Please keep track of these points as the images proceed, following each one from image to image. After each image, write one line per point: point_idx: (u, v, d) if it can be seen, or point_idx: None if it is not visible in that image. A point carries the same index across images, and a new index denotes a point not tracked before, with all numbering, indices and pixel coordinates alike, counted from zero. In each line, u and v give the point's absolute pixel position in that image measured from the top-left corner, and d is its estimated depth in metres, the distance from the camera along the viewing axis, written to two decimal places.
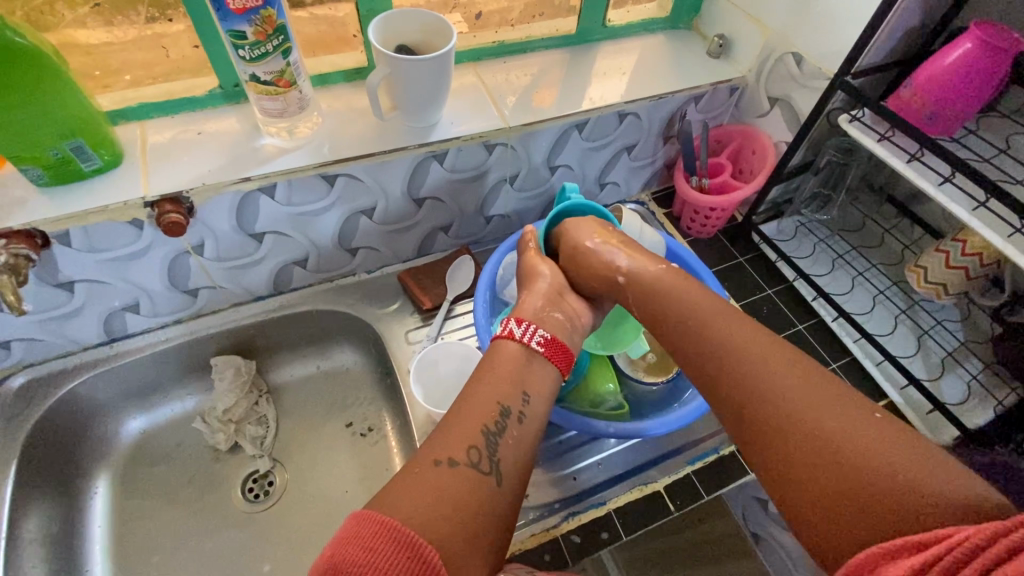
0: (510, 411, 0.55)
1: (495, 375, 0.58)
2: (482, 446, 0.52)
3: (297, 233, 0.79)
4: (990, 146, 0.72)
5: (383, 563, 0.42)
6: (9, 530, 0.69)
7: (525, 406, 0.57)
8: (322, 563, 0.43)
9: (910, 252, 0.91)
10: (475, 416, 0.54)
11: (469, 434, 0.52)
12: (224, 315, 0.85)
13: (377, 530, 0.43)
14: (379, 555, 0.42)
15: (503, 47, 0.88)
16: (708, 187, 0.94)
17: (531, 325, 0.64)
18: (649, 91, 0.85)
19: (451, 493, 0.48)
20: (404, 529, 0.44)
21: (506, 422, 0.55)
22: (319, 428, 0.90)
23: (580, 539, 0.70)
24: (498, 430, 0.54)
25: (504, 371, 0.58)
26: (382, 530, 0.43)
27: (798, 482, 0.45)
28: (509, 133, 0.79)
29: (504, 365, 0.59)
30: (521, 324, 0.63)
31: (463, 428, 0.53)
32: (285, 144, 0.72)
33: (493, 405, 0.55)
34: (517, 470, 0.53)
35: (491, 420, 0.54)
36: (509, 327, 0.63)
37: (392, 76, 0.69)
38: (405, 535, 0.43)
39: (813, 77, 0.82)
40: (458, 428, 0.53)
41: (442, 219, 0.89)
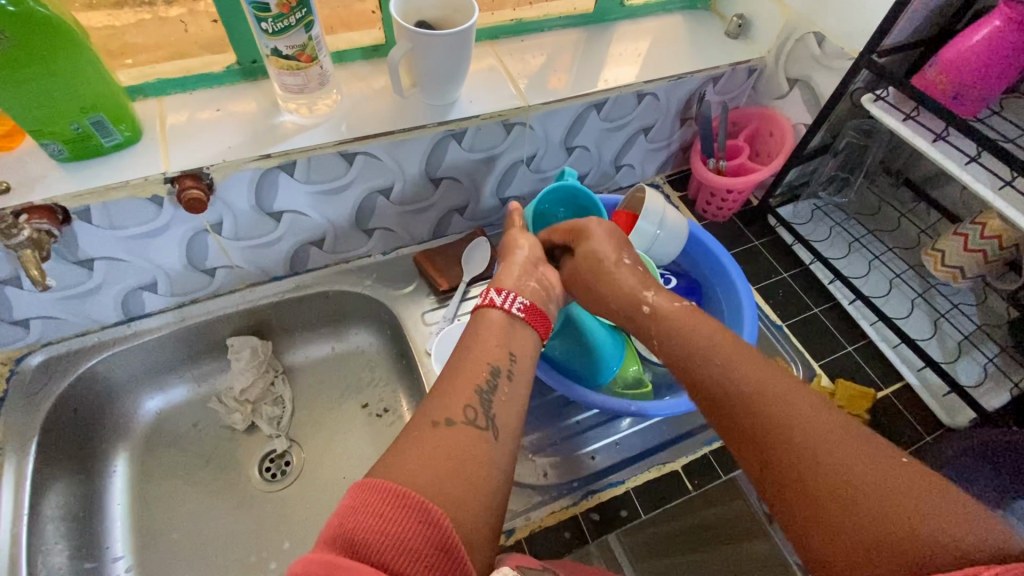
0: (499, 370, 0.56)
1: (484, 340, 0.58)
2: (477, 404, 0.52)
3: (315, 213, 0.78)
4: (1015, 127, 0.71)
5: (395, 529, 0.40)
6: (32, 506, 0.69)
7: (514, 365, 0.57)
8: (330, 533, 0.40)
9: (927, 236, 0.91)
10: (467, 376, 0.54)
11: (463, 394, 0.52)
12: (241, 295, 0.85)
13: (388, 497, 0.41)
14: (391, 521, 0.40)
15: (520, 25, 0.87)
16: (725, 169, 0.94)
17: (510, 292, 0.64)
18: (668, 72, 0.85)
19: (463, 457, 0.47)
20: (415, 494, 0.42)
21: (498, 380, 0.55)
22: (335, 409, 0.90)
23: (599, 516, 0.71)
24: (490, 388, 0.54)
25: (491, 337, 0.58)
26: (394, 498, 0.41)
27: (813, 513, 0.43)
28: (528, 112, 0.79)
29: (523, 354, 0.59)
30: (501, 291, 0.63)
31: (459, 391, 0.53)
32: (304, 122, 0.72)
33: (485, 366, 0.55)
34: (512, 427, 0.53)
35: (483, 378, 0.54)
36: (490, 295, 0.63)
37: (414, 51, 0.68)
38: (414, 499, 0.42)
39: (834, 57, 0.81)
40: (451, 392, 0.52)
41: (459, 200, 0.88)
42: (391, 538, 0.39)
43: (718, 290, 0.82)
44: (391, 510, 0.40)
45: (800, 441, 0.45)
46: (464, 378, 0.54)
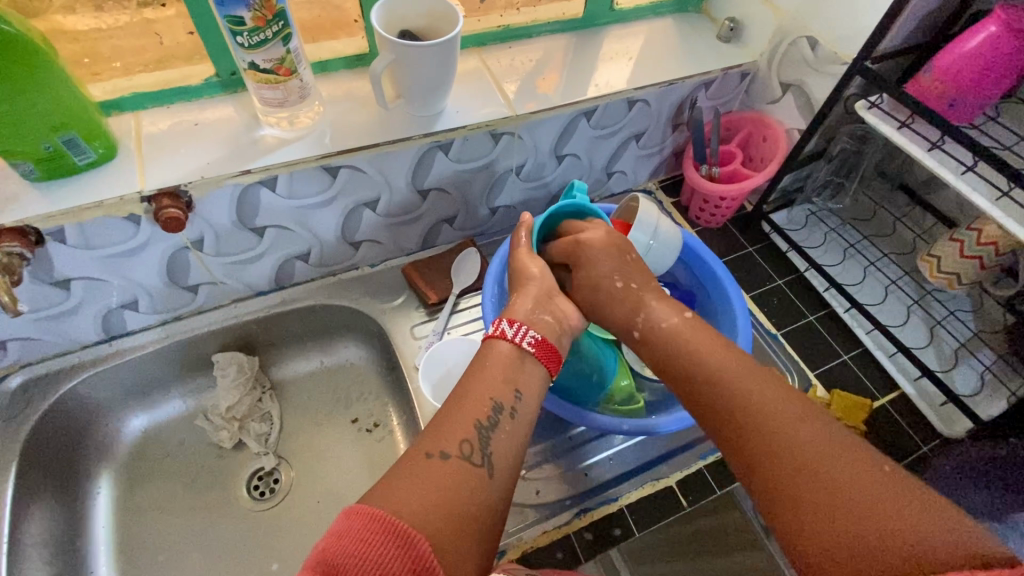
0: (502, 406, 0.54)
1: (488, 372, 0.56)
2: (474, 439, 0.51)
3: (299, 227, 0.76)
4: (1011, 133, 0.70)
5: (375, 556, 0.39)
6: (12, 533, 0.68)
7: (517, 403, 0.55)
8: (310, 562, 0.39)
9: (922, 241, 0.90)
10: (468, 410, 0.53)
11: (461, 428, 0.51)
12: (225, 311, 0.83)
13: (370, 524, 0.41)
14: (372, 547, 0.40)
15: (507, 31, 0.85)
16: (718, 175, 0.92)
17: (523, 325, 0.61)
18: (659, 78, 0.83)
19: (441, 486, 0.46)
20: (395, 520, 0.42)
21: (501, 416, 0.53)
22: (324, 425, 0.89)
23: (593, 535, 0.69)
24: (490, 425, 0.52)
25: (498, 370, 0.57)
26: (375, 525, 0.41)
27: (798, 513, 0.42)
28: (516, 121, 0.77)
29: (502, 366, 0.57)
30: (513, 324, 0.60)
31: (452, 419, 0.52)
32: (285, 135, 0.70)
33: (486, 401, 0.54)
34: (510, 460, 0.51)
35: (484, 414, 0.53)
36: (501, 326, 0.61)
37: (397, 63, 0.66)
38: (399, 527, 0.41)
39: (828, 62, 0.79)
40: (449, 422, 0.51)
41: (447, 211, 0.86)
42: (370, 564, 0.39)
43: (712, 301, 0.81)
44: (374, 537, 0.40)
45: (794, 435, 0.45)
46: (455, 402, 0.53)
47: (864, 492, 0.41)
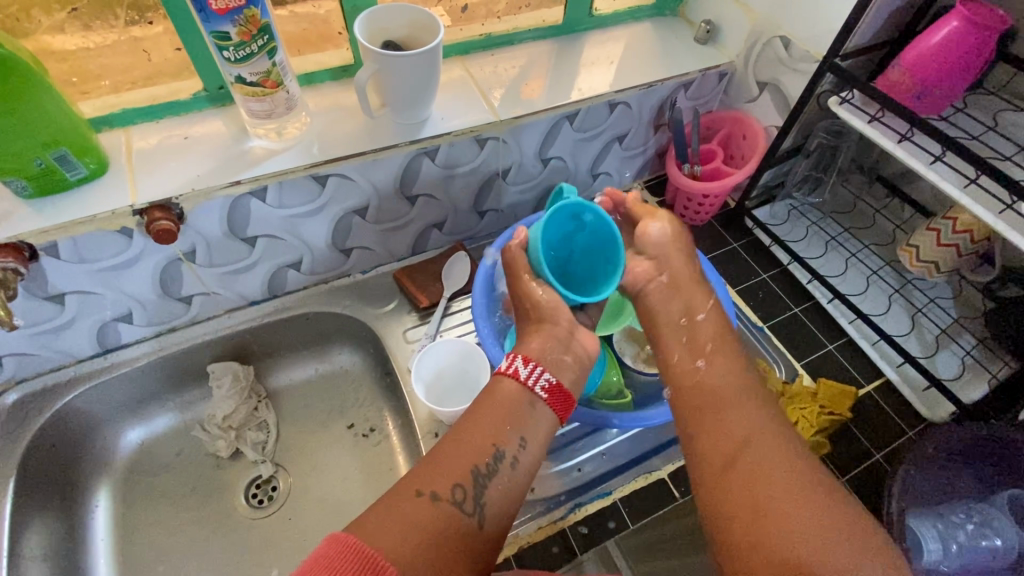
0: (503, 455, 0.51)
1: (490, 412, 0.53)
2: (468, 485, 0.48)
3: (290, 236, 0.78)
4: (978, 123, 0.73)
5: None
6: (11, 547, 0.68)
7: (519, 452, 0.52)
8: None
9: (901, 232, 0.92)
10: (467, 452, 0.50)
11: (455, 470, 0.49)
12: (219, 321, 0.84)
13: (350, 555, 0.40)
14: None
15: (489, 39, 0.87)
16: (701, 174, 0.94)
17: (538, 365, 0.56)
18: (639, 80, 0.85)
19: (426, 527, 0.44)
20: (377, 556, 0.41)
21: (500, 466, 0.51)
22: (321, 431, 0.89)
23: (587, 529, 0.71)
24: (488, 473, 0.50)
25: (500, 412, 0.53)
26: (357, 557, 0.40)
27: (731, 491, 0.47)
28: (500, 126, 0.79)
29: (501, 403, 0.54)
30: (527, 364, 0.56)
31: (450, 459, 0.49)
32: (273, 146, 0.71)
33: (490, 446, 0.51)
34: (501, 516, 0.49)
35: (482, 460, 0.50)
36: (515, 364, 0.56)
37: (381, 73, 0.68)
38: (371, 558, 0.40)
39: (801, 60, 0.82)
40: (446, 462, 0.49)
41: (436, 216, 0.88)
42: None
43: None
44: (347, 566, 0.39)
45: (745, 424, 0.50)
46: (456, 437, 0.51)
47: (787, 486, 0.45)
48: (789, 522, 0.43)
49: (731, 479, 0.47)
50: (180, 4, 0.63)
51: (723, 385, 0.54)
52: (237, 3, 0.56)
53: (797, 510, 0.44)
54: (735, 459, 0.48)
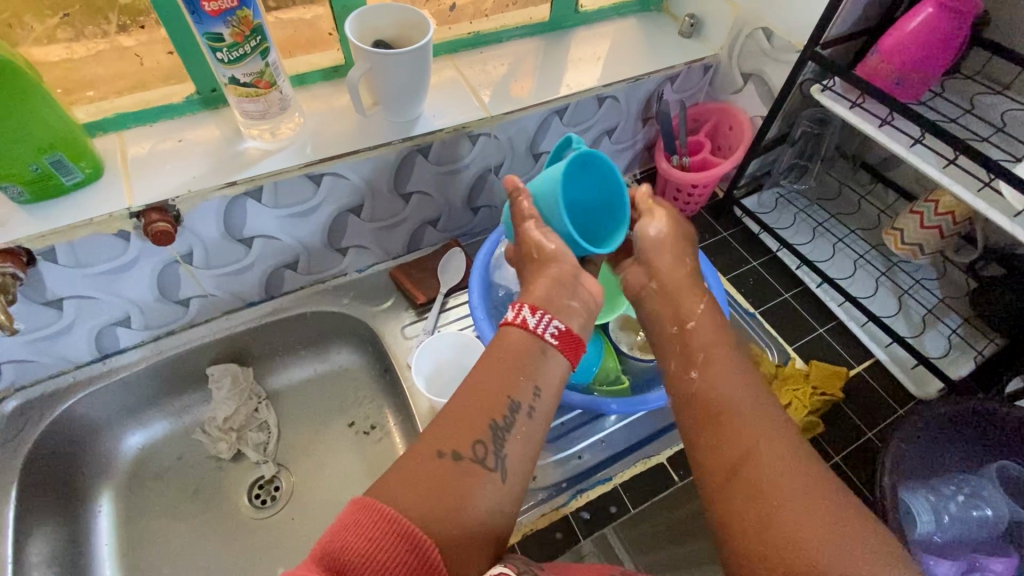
0: (520, 406, 0.50)
1: (502, 364, 0.52)
2: (488, 441, 0.48)
3: (286, 236, 0.78)
4: (955, 106, 0.75)
5: (378, 556, 0.39)
6: (16, 553, 0.68)
7: (536, 401, 0.51)
8: (315, 559, 0.39)
9: (886, 216, 0.95)
10: (484, 406, 0.49)
11: (474, 427, 0.48)
12: (217, 323, 0.84)
13: (377, 521, 0.40)
14: (377, 548, 0.39)
15: (477, 38, 0.89)
16: (689, 164, 0.95)
17: (546, 314, 0.55)
18: (626, 74, 0.87)
19: (448, 486, 0.44)
20: (402, 519, 0.41)
21: (518, 414, 0.50)
22: (321, 431, 0.90)
23: (590, 515, 0.74)
24: (507, 424, 0.49)
25: (515, 361, 0.52)
26: (382, 522, 0.40)
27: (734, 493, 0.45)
28: (492, 122, 0.80)
29: (513, 355, 0.52)
30: (536, 311, 0.55)
31: (466, 410, 0.49)
32: (268, 146, 0.72)
33: (504, 398, 0.50)
34: (524, 470, 0.49)
35: (499, 414, 0.49)
36: (522, 314, 0.55)
37: (372, 71, 0.69)
38: (405, 526, 0.41)
39: (783, 51, 0.84)
40: (462, 420, 0.48)
41: (430, 213, 0.89)
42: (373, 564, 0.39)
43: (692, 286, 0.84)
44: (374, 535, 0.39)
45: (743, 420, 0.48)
46: (468, 390, 0.50)
47: (788, 478, 0.43)
48: (795, 516, 0.41)
49: (738, 491, 0.44)
50: (172, 8, 0.64)
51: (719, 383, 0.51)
52: (230, 4, 0.57)
53: (800, 499, 0.42)
54: (747, 483, 0.44)
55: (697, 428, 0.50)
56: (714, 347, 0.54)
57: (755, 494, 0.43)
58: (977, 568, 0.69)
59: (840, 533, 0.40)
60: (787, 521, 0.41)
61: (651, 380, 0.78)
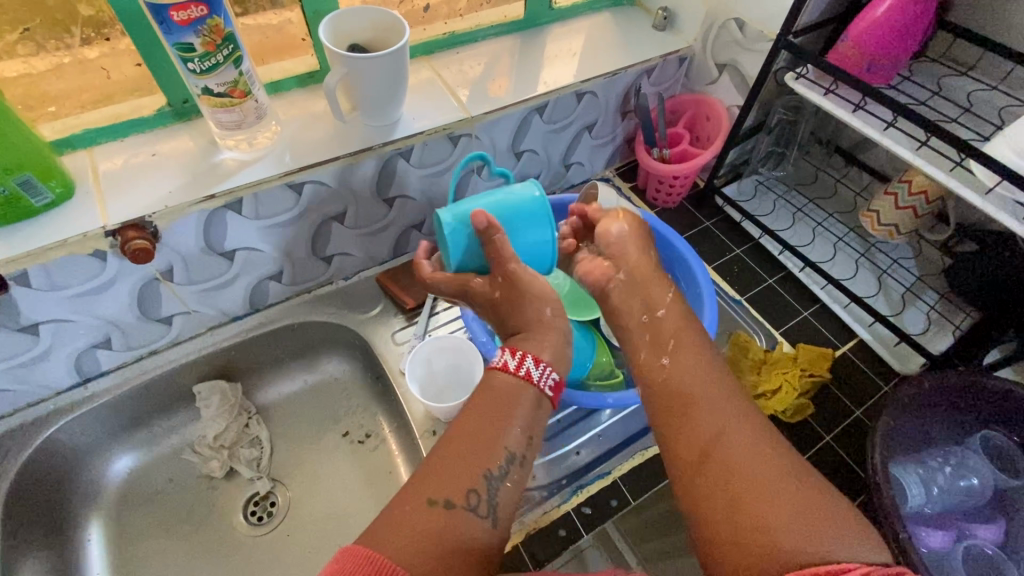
0: (514, 456, 0.50)
1: (496, 413, 0.51)
2: (483, 489, 0.47)
3: (269, 247, 0.77)
4: (923, 89, 0.78)
5: None
6: None
7: (527, 450, 0.51)
8: None
9: (861, 198, 0.97)
10: (478, 453, 0.48)
11: (468, 475, 0.47)
12: (202, 339, 0.83)
13: (364, 567, 0.39)
14: None
15: (453, 38, 0.88)
16: (669, 156, 0.97)
17: (548, 366, 0.54)
18: (603, 69, 0.87)
19: (439, 533, 0.44)
20: (390, 564, 0.40)
21: (513, 467, 0.49)
22: (315, 442, 0.89)
23: (591, 510, 0.73)
24: (500, 474, 0.49)
25: (509, 412, 0.51)
26: (369, 568, 0.39)
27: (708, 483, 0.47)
28: (472, 122, 0.79)
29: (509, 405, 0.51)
30: (539, 364, 0.54)
31: (455, 461, 0.48)
32: (245, 157, 0.70)
33: (501, 450, 0.49)
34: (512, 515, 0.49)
35: (494, 463, 0.49)
36: (526, 365, 0.53)
37: (350, 76, 0.68)
38: (392, 572, 0.40)
39: (756, 40, 0.85)
40: (455, 467, 0.47)
41: (415, 217, 0.88)
42: None
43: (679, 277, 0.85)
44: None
45: (715, 414, 0.51)
46: (458, 435, 0.50)
47: (759, 466, 0.47)
48: (768, 503, 0.44)
49: (712, 481, 0.47)
50: (138, 19, 0.62)
51: (691, 379, 0.54)
52: (199, 13, 0.56)
53: (771, 486, 0.45)
54: (720, 480, 0.47)
55: (671, 424, 0.52)
56: (681, 346, 0.57)
57: (728, 485, 0.46)
58: (966, 536, 0.72)
59: (810, 515, 0.43)
60: (761, 508, 0.44)
61: None
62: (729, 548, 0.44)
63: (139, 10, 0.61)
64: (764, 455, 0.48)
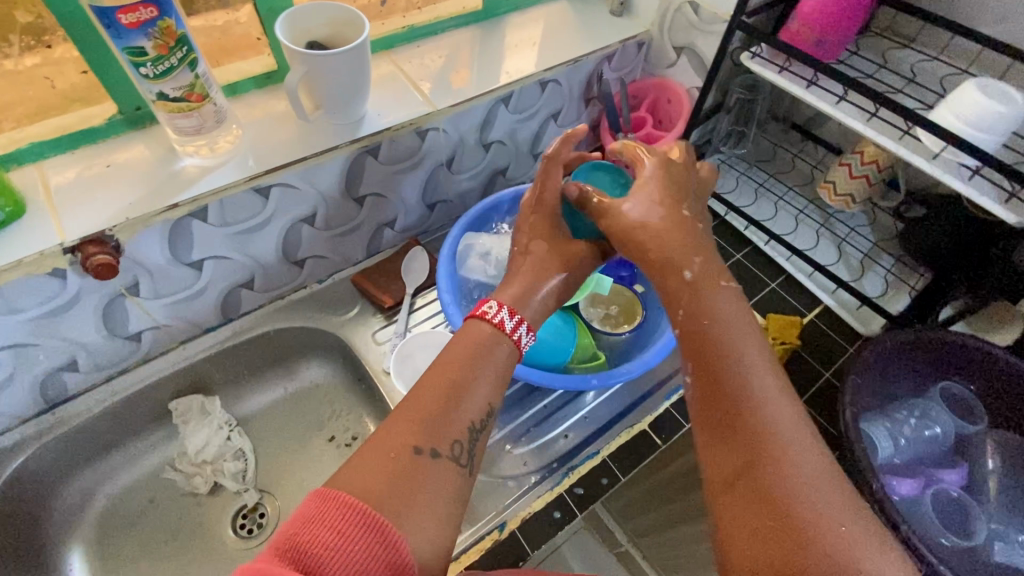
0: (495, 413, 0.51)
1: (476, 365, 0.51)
2: (465, 440, 0.48)
3: (238, 254, 0.75)
4: (870, 63, 0.82)
5: (347, 548, 0.38)
6: None
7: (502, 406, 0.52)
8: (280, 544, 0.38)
9: (818, 170, 1.01)
10: (458, 404, 0.49)
11: (452, 426, 0.48)
12: (174, 354, 0.80)
13: (346, 512, 0.39)
14: (348, 540, 0.38)
15: (413, 31, 0.87)
16: (635, 141, 0.97)
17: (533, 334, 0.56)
18: (565, 57, 0.88)
19: (420, 480, 0.44)
20: (373, 511, 0.40)
21: (490, 422, 0.50)
22: (300, 450, 0.87)
23: (584, 489, 0.77)
24: (481, 428, 0.49)
25: (490, 368, 0.52)
26: (351, 512, 0.39)
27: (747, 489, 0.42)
28: (439, 116, 0.79)
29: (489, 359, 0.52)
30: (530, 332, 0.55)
31: (424, 402, 0.48)
32: (207, 162, 0.68)
33: (482, 405, 0.50)
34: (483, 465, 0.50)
35: (477, 418, 0.49)
36: (518, 330, 0.54)
37: (312, 74, 0.66)
38: (374, 518, 0.40)
39: (711, 23, 0.88)
40: (439, 416, 0.48)
41: (387, 214, 0.87)
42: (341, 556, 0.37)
43: None
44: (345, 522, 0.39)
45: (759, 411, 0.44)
46: (434, 386, 0.49)
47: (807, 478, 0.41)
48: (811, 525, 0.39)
49: (746, 491, 0.42)
50: (80, 24, 0.59)
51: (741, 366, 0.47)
52: (149, 16, 0.54)
53: (815, 506, 0.40)
54: (758, 490, 0.42)
55: (709, 411, 0.46)
56: (729, 325, 0.49)
57: (766, 496, 0.41)
58: (935, 481, 0.77)
59: (858, 546, 0.38)
60: (805, 530, 0.39)
61: (625, 351, 0.81)
62: (759, 563, 0.40)
63: (82, 15, 0.59)
64: (810, 467, 0.42)
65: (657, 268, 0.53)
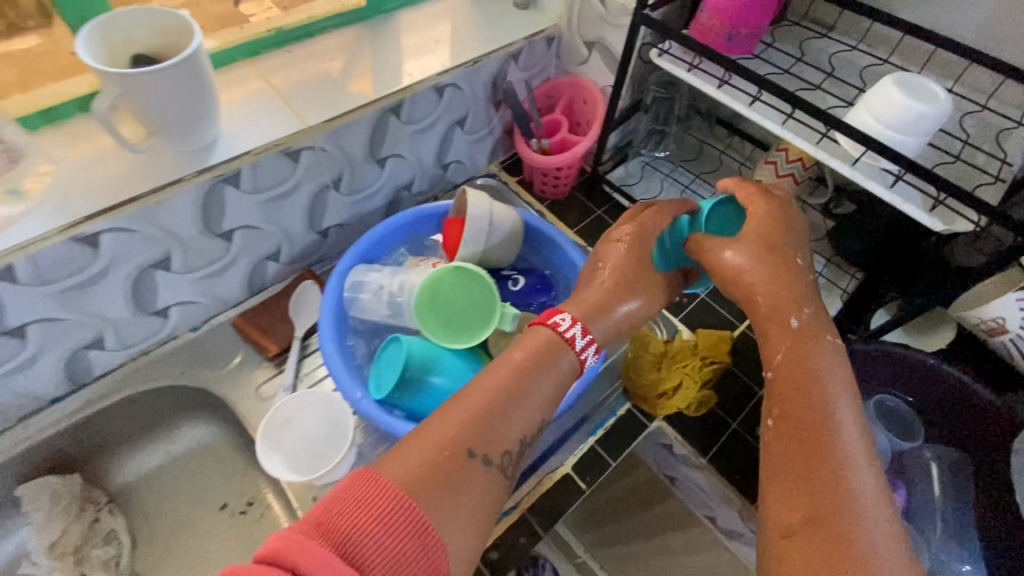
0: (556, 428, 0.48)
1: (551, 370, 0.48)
2: (516, 450, 0.45)
3: (74, 313, 0.63)
4: (788, 56, 0.75)
5: (383, 539, 0.36)
6: None
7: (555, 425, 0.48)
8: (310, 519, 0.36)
9: (746, 168, 0.95)
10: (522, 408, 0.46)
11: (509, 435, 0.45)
12: (13, 433, 0.68)
13: (376, 495, 0.38)
14: (383, 530, 0.37)
15: (282, 34, 0.75)
16: (549, 147, 0.90)
17: (593, 340, 0.51)
18: (460, 59, 0.78)
19: (467, 488, 0.41)
20: (412, 498, 0.39)
21: (528, 446, 0.47)
22: (187, 524, 0.76)
23: (498, 553, 0.69)
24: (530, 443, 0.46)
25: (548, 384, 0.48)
26: (391, 496, 0.38)
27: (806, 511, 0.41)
28: (311, 134, 0.68)
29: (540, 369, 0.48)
30: (587, 337, 0.50)
31: (471, 403, 0.45)
32: (8, 210, 0.56)
33: (534, 419, 0.47)
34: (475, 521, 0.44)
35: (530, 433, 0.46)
36: (573, 331, 0.50)
37: (128, 96, 0.54)
38: (410, 509, 0.38)
39: (619, 15, 0.79)
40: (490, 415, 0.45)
41: (268, 247, 0.76)
42: (378, 543, 0.36)
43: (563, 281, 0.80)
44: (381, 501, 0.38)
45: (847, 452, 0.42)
46: (473, 390, 0.46)
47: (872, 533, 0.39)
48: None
49: (800, 511, 0.41)
50: None
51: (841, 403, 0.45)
52: None
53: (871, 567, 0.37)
54: (806, 517, 0.41)
55: (788, 422, 0.45)
56: (829, 367, 0.47)
57: (819, 522, 0.40)
58: None
59: None
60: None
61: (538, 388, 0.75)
62: None
63: None
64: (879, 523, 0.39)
65: (762, 317, 0.51)
